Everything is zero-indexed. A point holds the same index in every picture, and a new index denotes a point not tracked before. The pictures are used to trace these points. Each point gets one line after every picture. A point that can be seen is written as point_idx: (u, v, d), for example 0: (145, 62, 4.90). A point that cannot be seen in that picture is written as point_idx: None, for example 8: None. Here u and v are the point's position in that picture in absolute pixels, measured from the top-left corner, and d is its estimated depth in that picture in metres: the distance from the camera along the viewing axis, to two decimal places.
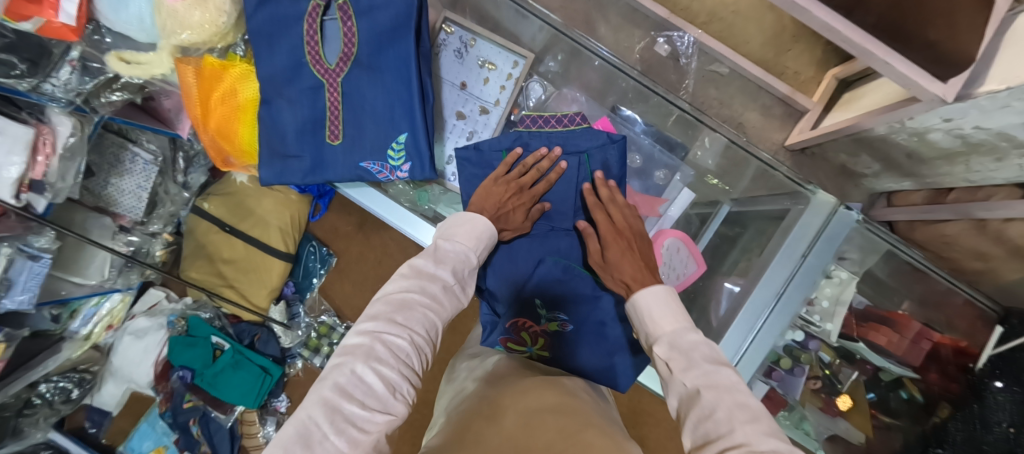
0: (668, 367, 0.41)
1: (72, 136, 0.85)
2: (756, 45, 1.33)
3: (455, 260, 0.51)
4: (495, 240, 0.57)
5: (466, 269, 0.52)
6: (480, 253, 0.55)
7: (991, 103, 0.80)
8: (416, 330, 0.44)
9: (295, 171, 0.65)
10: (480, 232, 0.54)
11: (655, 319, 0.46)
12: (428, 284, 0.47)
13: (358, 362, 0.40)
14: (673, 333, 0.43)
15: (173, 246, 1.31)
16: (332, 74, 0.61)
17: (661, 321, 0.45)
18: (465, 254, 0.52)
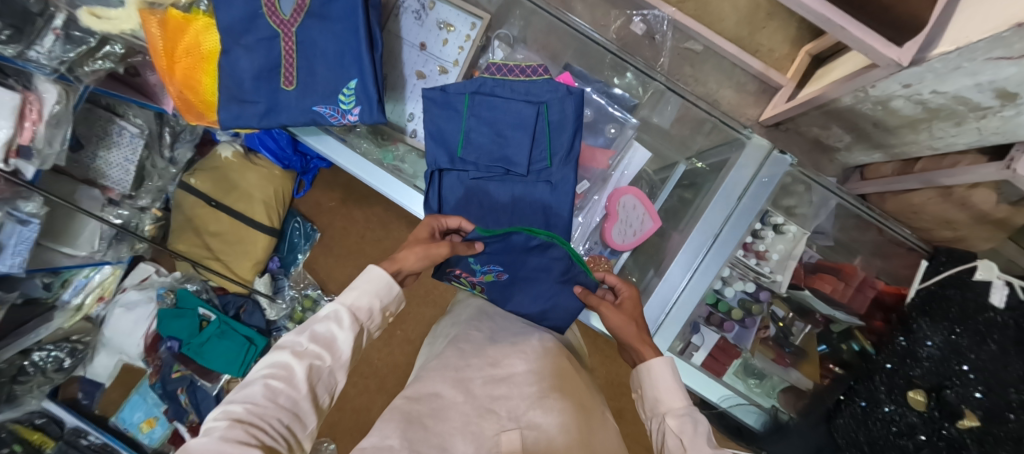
0: (681, 440, 0.48)
1: (58, 104, 0.89)
2: (730, 23, 1.35)
3: (324, 320, 0.50)
4: (386, 284, 0.54)
5: (342, 324, 0.50)
6: (356, 309, 0.52)
7: (943, 65, 0.82)
8: (270, 396, 0.44)
9: (251, 115, 0.68)
10: (360, 286, 0.53)
11: (666, 392, 0.53)
12: (283, 353, 0.47)
13: (198, 440, 0.39)
14: (686, 409, 0.51)
15: (162, 222, 1.35)
16: (288, 25, 0.64)
17: (672, 397, 0.52)
18: (335, 311, 0.51)
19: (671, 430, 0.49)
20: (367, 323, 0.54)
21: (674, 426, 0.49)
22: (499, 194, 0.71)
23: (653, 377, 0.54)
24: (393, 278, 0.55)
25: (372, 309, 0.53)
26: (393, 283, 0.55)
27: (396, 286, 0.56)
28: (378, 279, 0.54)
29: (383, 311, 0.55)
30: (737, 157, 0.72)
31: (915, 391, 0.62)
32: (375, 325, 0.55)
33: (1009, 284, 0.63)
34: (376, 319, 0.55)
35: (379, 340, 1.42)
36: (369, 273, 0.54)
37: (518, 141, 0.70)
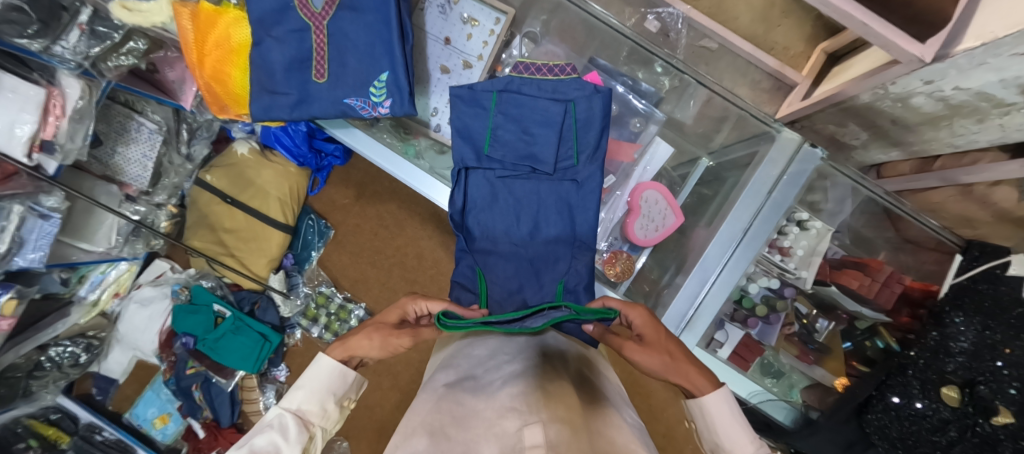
0: None
1: (81, 99, 0.89)
2: (745, 20, 1.36)
3: (267, 430, 0.46)
4: (339, 375, 0.53)
5: (291, 430, 0.47)
6: (306, 406, 0.50)
7: (967, 62, 0.81)
8: None
9: (282, 107, 0.67)
10: (307, 383, 0.51)
11: (732, 442, 0.48)
12: None
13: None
14: None
15: (178, 218, 1.35)
16: (319, 18, 0.64)
17: (738, 438, 0.48)
18: (279, 417, 0.48)
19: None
20: (319, 423, 0.51)
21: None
22: (524, 193, 0.72)
23: (713, 425, 0.49)
24: (346, 366, 0.54)
25: (325, 407, 0.51)
26: (345, 371, 0.54)
27: (350, 374, 0.54)
28: (330, 371, 0.52)
29: (337, 403, 0.53)
30: (768, 150, 0.72)
31: (949, 387, 0.62)
32: (327, 423, 0.52)
33: None
34: (330, 415, 0.52)
35: None
36: (317, 364, 0.52)
37: (546, 140, 0.70)
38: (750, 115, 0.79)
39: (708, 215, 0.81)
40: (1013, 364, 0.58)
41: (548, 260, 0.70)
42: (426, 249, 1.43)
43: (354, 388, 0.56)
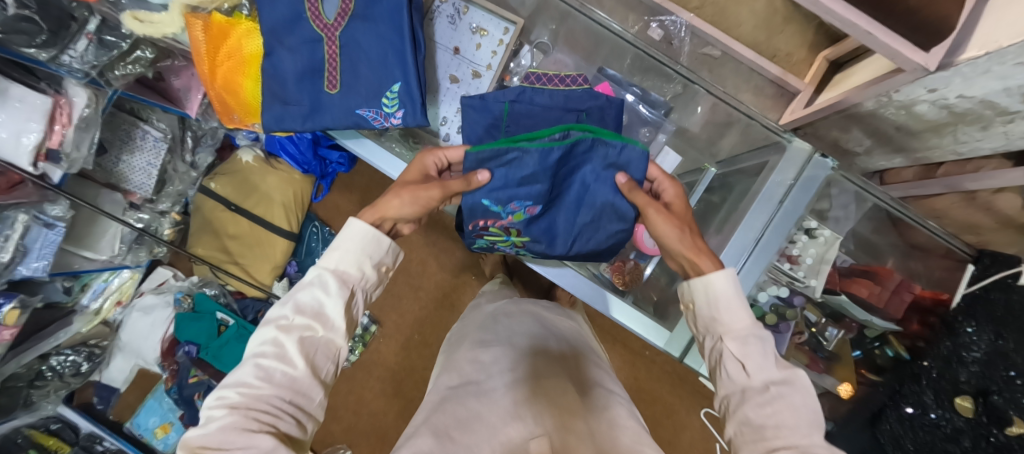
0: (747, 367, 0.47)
1: (88, 107, 0.89)
2: (747, 28, 1.36)
3: (310, 289, 0.51)
4: (371, 241, 0.55)
5: (329, 290, 0.51)
6: (342, 268, 0.53)
7: (972, 70, 0.82)
8: (270, 388, 0.45)
9: (295, 117, 0.68)
10: (343, 245, 0.54)
11: (728, 314, 0.51)
12: (268, 335, 0.48)
13: (197, 435, 0.42)
14: (745, 332, 0.49)
15: (181, 226, 1.34)
16: (331, 28, 0.63)
17: (732, 313, 0.50)
18: (318, 278, 0.51)
19: (725, 351, 0.49)
20: (360, 283, 0.54)
21: (735, 350, 0.49)
22: None
23: (711, 296, 0.52)
24: (376, 232, 0.55)
25: (362, 267, 0.54)
26: (379, 236, 0.55)
27: (382, 240, 0.56)
28: (361, 237, 0.54)
29: (374, 267, 0.55)
30: (778, 159, 0.72)
31: (962, 397, 0.67)
32: (369, 284, 0.56)
33: None
34: (370, 276, 0.55)
35: (398, 343, 1.42)
36: (349, 230, 0.54)
37: None
38: (758, 122, 0.79)
39: (716, 223, 0.81)
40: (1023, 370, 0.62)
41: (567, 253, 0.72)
42: (430, 255, 1.43)
43: (392, 252, 0.58)
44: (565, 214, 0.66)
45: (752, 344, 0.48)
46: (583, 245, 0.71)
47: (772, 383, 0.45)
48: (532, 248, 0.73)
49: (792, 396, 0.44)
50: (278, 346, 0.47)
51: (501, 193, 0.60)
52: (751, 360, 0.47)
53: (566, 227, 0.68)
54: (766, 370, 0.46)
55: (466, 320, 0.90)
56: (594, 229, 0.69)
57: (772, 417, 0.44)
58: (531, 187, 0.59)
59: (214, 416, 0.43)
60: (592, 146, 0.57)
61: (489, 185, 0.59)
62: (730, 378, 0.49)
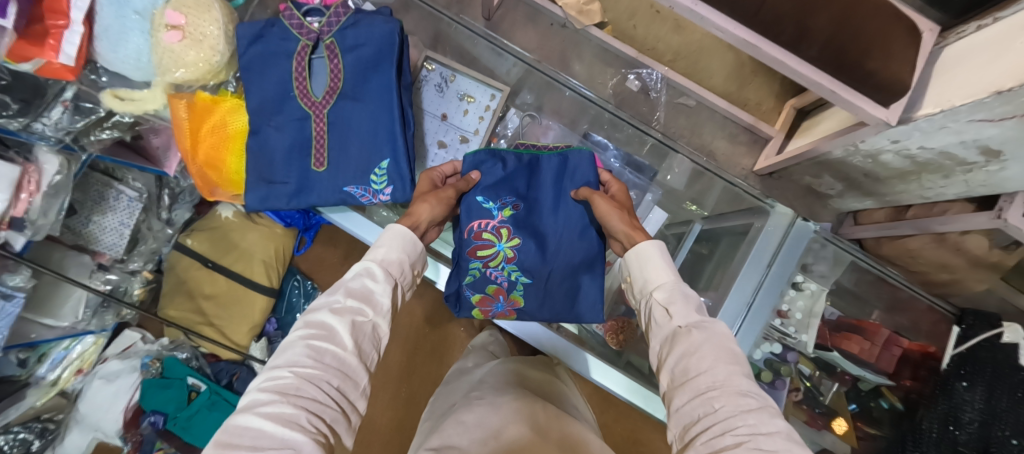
0: (668, 310, 0.49)
1: (58, 174, 0.83)
2: (719, 79, 1.44)
3: (359, 276, 0.50)
4: (411, 240, 0.56)
5: (377, 278, 0.51)
6: (388, 257, 0.53)
7: (930, 124, 0.93)
8: (321, 371, 0.42)
9: (280, 196, 0.66)
10: (385, 242, 0.55)
11: (654, 270, 0.53)
12: (315, 319, 0.45)
13: (241, 417, 0.38)
14: (671, 283, 0.51)
15: (153, 284, 1.26)
16: (319, 106, 0.63)
17: (659, 271, 0.53)
18: (366, 267, 0.51)
19: (654, 300, 0.51)
20: (400, 279, 0.54)
21: (662, 298, 0.51)
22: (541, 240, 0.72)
23: (640, 256, 0.55)
24: (415, 233, 0.57)
25: (404, 260, 0.55)
26: (416, 237, 0.57)
27: (420, 242, 0.58)
28: (403, 234, 0.55)
29: (411, 265, 0.56)
30: (762, 224, 0.74)
31: None
32: (405, 282, 0.56)
33: None
34: (407, 274, 0.56)
35: (383, 401, 1.35)
36: (390, 231, 0.56)
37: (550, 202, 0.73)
38: (738, 187, 0.82)
39: (705, 277, 0.83)
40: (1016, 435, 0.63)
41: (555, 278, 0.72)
42: (418, 307, 1.38)
43: (422, 256, 0.59)
44: (547, 222, 0.73)
45: (678, 293, 0.50)
46: (568, 253, 0.72)
47: (691, 325, 0.46)
48: (524, 263, 0.71)
49: (712, 332, 0.44)
50: (329, 327, 0.45)
51: (488, 189, 0.70)
52: (676, 306, 0.49)
53: (549, 232, 0.72)
54: (688, 313, 0.47)
55: (453, 385, 0.86)
56: (575, 233, 0.72)
57: (694, 358, 0.43)
58: (511, 181, 0.71)
59: (262, 397, 0.39)
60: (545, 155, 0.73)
61: (477, 177, 0.70)
62: (659, 329, 0.49)
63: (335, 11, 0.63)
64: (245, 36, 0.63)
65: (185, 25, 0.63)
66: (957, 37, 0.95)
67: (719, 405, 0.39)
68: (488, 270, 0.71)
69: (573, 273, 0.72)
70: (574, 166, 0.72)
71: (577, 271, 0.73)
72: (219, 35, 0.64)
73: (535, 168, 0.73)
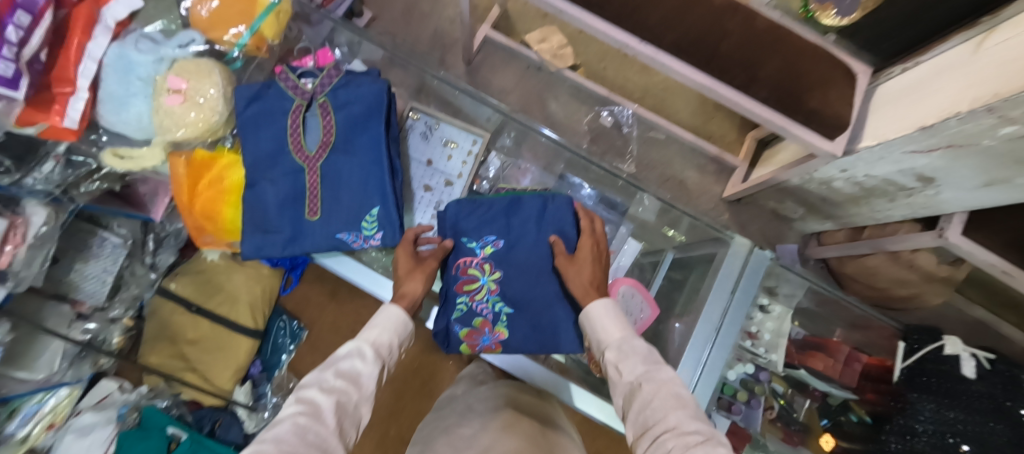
0: (619, 368, 0.55)
1: (44, 225, 0.80)
2: (685, 114, 1.54)
3: (349, 356, 0.53)
4: (403, 322, 0.61)
5: (366, 358, 0.54)
6: (378, 340, 0.57)
7: (870, 156, 1.03)
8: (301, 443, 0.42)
9: (275, 244, 0.69)
10: (380, 323, 0.59)
11: (607, 330, 0.60)
12: (301, 395, 0.47)
13: None
14: (622, 340, 0.57)
15: (133, 331, 1.24)
16: (312, 160, 0.67)
17: (611, 330, 0.59)
18: (357, 348, 0.55)
19: (610, 361, 0.57)
20: (387, 359, 0.58)
21: (616, 358, 0.56)
22: (523, 277, 0.75)
23: (594, 319, 0.62)
24: (407, 319, 0.63)
25: (392, 345, 0.59)
26: (407, 323, 0.62)
27: (411, 325, 0.63)
28: (397, 316, 0.61)
29: (399, 347, 0.61)
30: (723, 254, 0.79)
31: None
32: (390, 363, 0.60)
33: (974, 357, 0.72)
34: (393, 355, 0.60)
35: (371, 440, 1.34)
36: (383, 315, 0.61)
37: (532, 241, 0.75)
38: (701, 221, 0.86)
39: (681, 302, 0.86)
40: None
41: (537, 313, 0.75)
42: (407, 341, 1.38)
43: (410, 335, 0.64)
44: (528, 259, 0.75)
45: (628, 350, 0.56)
46: (546, 284, 0.74)
47: (641, 378, 0.51)
48: (506, 298, 0.75)
49: (656, 382, 0.50)
50: (315, 402, 0.46)
51: (471, 230, 0.76)
52: (629, 364, 0.54)
53: (528, 264, 0.75)
54: (636, 368, 0.53)
55: (442, 415, 0.87)
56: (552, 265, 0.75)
57: (647, 411, 0.47)
58: (491, 221, 0.76)
59: None
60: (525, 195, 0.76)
61: (458, 220, 0.76)
62: (621, 389, 0.54)
63: (328, 72, 0.69)
64: (244, 95, 0.68)
65: (187, 88, 0.66)
66: (888, 78, 1.07)
67: (671, 445, 0.42)
68: (474, 305, 0.75)
69: (551, 304, 0.74)
70: (547, 202, 0.76)
71: (555, 302, 0.74)
72: (219, 97, 0.67)
73: (516, 207, 0.76)
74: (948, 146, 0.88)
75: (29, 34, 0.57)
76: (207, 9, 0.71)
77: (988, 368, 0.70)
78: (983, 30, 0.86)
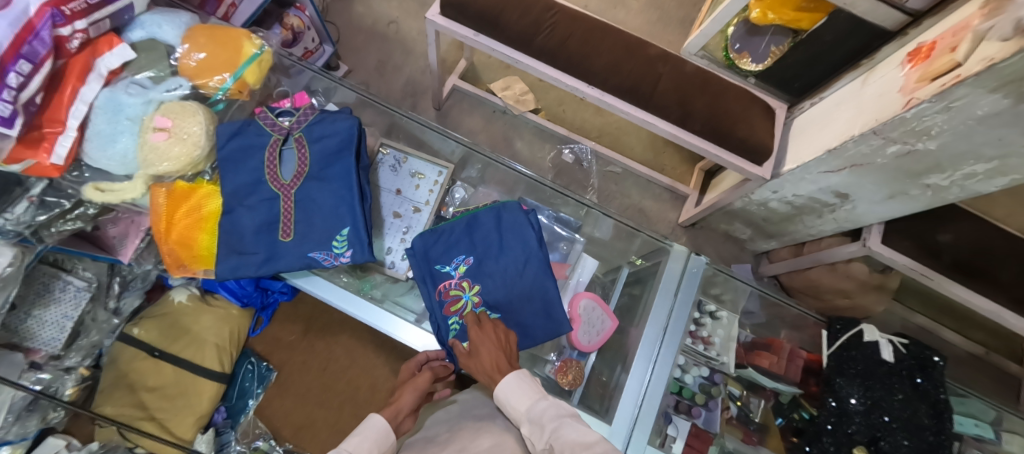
0: (534, 439, 0.60)
1: (10, 265, 0.80)
2: (638, 150, 1.69)
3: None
4: (385, 431, 0.65)
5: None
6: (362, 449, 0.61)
7: (793, 177, 1.17)
8: None
9: (250, 264, 0.73)
10: (362, 432, 0.63)
11: (517, 401, 0.64)
12: None
13: None
14: (531, 409, 0.62)
15: (88, 382, 1.17)
16: (287, 187, 0.73)
17: (518, 404, 0.63)
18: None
19: (528, 434, 0.61)
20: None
21: (531, 428, 0.61)
22: (498, 285, 0.80)
23: (502, 401, 0.65)
24: (390, 426, 0.66)
25: None
26: (390, 434, 0.66)
27: (393, 436, 0.66)
28: (379, 425, 0.65)
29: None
30: (664, 260, 0.89)
31: (859, 448, 0.71)
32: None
33: (890, 341, 0.80)
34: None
35: None
36: (370, 422, 0.65)
37: (495, 251, 0.81)
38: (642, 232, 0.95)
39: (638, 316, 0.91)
40: (906, 432, 0.71)
41: (520, 314, 0.79)
42: (380, 378, 1.34)
43: (393, 450, 0.66)
44: (496, 267, 0.81)
45: (536, 418, 0.61)
46: (519, 282, 0.80)
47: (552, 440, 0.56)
48: (490, 302, 0.79)
49: (560, 439, 0.55)
50: None
51: (441, 256, 0.82)
52: (539, 435, 0.59)
53: (499, 269, 0.81)
54: (544, 435, 0.58)
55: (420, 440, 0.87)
56: (519, 264, 0.81)
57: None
58: (456, 244, 0.82)
59: None
60: (479, 212, 0.83)
61: (426, 251, 0.82)
62: None
63: (304, 112, 0.79)
64: (225, 133, 0.74)
65: (171, 127, 0.72)
66: (800, 112, 1.25)
67: None
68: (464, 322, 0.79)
69: (530, 295, 0.80)
70: (500, 212, 0.83)
71: (535, 293, 0.80)
72: (201, 133, 0.73)
73: (475, 224, 0.83)
74: (852, 166, 1.03)
75: (29, 80, 0.61)
76: (195, 59, 0.78)
77: (903, 351, 0.79)
78: (865, 70, 1.05)
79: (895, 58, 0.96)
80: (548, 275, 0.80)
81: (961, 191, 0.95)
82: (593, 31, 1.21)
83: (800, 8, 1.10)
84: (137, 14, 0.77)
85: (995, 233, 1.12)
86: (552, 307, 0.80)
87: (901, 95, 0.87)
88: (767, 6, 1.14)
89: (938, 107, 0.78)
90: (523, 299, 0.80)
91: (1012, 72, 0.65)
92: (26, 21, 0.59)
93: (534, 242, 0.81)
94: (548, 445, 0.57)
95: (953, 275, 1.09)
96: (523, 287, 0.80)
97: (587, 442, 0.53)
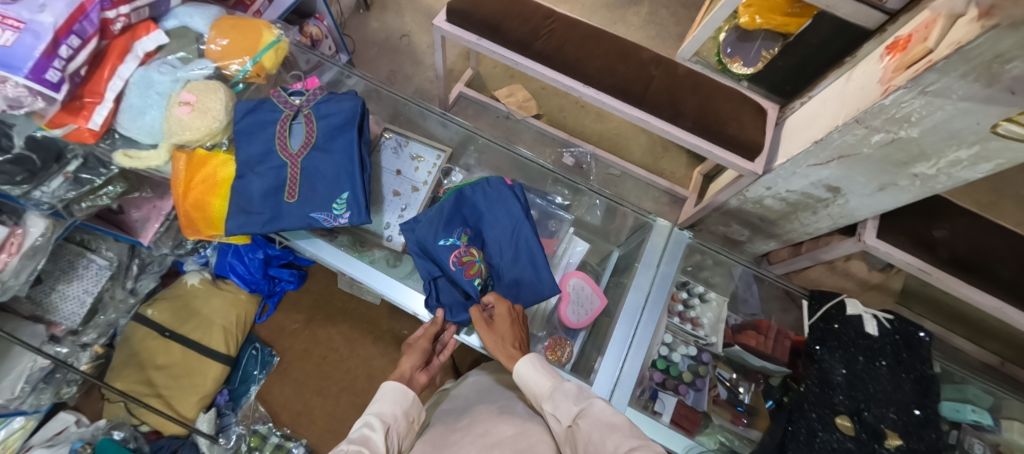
0: (557, 417, 0.65)
1: (42, 236, 0.90)
2: (637, 155, 1.74)
3: (360, 430, 0.63)
4: (401, 390, 0.70)
5: (374, 426, 0.63)
6: (384, 409, 0.67)
7: (785, 172, 1.20)
8: None
9: (256, 223, 0.79)
10: (381, 397, 0.69)
11: (540, 381, 0.69)
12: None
13: None
14: (555, 386, 0.68)
15: (102, 360, 1.23)
16: (295, 157, 0.80)
17: (542, 382, 0.69)
18: (366, 420, 0.64)
19: (549, 411, 0.67)
20: (394, 426, 0.67)
21: (552, 407, 0.67)
22: (493, 256, 0.86)
23: (524, 381, 0.71)
24: (403, 384, 0.72)
25: (395, 412, 0.68)
26: (407, 390, 0.71)
27: (410, 392, 0.71)
28: (394, 388, 0.70)
29: (405, 414, 0.69)
30: (650, 234, 0.93)
31: (841, 417, 0.70)
32: (400, 431, 0.68)
33: (874, 316, 0.80)
34: (401, 423, 0.68)
35: None
36: (385, 389, 0.70)
37: (484, 225, 0.87)
38: (626, 207, 1.00)
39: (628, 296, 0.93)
40: (891, 405, 0.71)
41: (511, 280, 0.85)
42: (379, 368, 1.37)
43: (417, 403, 0.73)
44: (489, 240, 0.87)
45: (559, 396, 0.66)
46: (508, 250, 0.86)
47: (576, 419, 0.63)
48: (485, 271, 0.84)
49: (588, 418, 0.61)
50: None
51: (440, 232, 0.82)
52: (560, 413, 0.65)
53: (491, 241, 0.87)
54: (570, 414, 0.63)
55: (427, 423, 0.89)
56: (508, 235, 0.86)
57: (587, 442, 0.59)
58: (452, 219, 0.84)
59: None
60: (466, 188, 0.86)
61: (429, 228, 0.81)
62: (566, 434, 0.65)
63: (313, 92, 0.86)
64: (242, 109, 0.81)
65: (195, 101, 0.80)
66: (792, 112, 1.29)
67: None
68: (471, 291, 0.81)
69: (518, 260, 0.85)
70: (485, 187, 0.88)
71: (523, 260, 0.85)
72: (219, 106, 0.81)
73: (463, 199, 0.86)
74: (839, 158, 1.06)
75: (77, 53, 0.70)
76: (219, 44, 0.87)
77: (887, 325, 0.79)
78: (849, 68, 1.09)
79: (875, 54, 1.00)
80: (537, 244, 0.85)
81: (948, 180, 0.96)
82: (590, 37, 1.28)
83: (787, 13, 1.15)
84: (173, 7, 0.87)
85: (992, 230, 1.11)
86: (540, 275, 0.84)
87: (881, 84, 0.90)
88: (755, 12, 1.18)
89: (914, 92, 0.81)
90: (513, 265, 0.85)
91: (979, 53, 0.68)
92: (79, 3, 0.68)
93: (519, 211, 0.86)
94: (573, 422, 0.63)
95: (953, 270, 1.07)
96: (513, 255, 0.86)
97: (614, 423, 0.59)
